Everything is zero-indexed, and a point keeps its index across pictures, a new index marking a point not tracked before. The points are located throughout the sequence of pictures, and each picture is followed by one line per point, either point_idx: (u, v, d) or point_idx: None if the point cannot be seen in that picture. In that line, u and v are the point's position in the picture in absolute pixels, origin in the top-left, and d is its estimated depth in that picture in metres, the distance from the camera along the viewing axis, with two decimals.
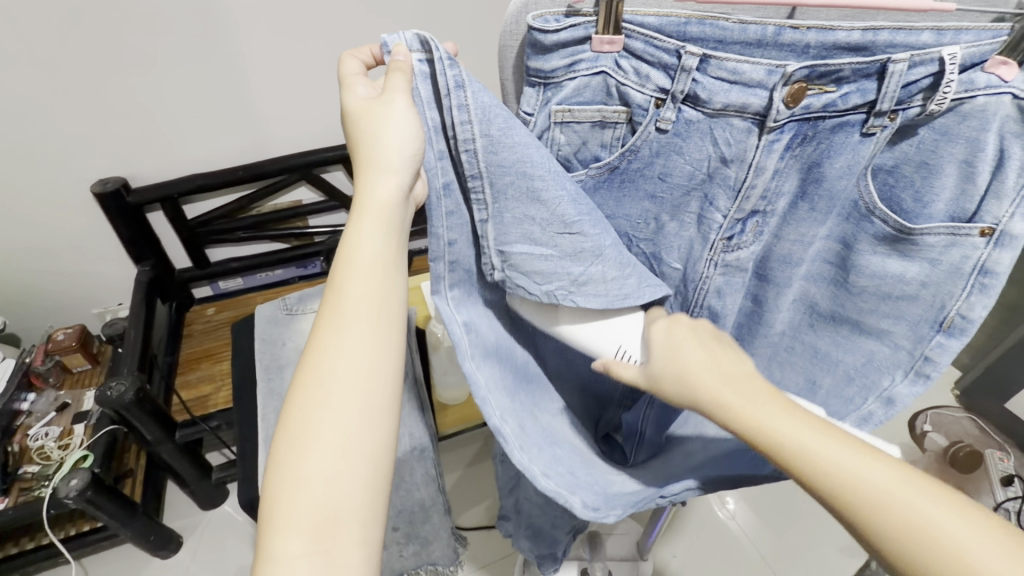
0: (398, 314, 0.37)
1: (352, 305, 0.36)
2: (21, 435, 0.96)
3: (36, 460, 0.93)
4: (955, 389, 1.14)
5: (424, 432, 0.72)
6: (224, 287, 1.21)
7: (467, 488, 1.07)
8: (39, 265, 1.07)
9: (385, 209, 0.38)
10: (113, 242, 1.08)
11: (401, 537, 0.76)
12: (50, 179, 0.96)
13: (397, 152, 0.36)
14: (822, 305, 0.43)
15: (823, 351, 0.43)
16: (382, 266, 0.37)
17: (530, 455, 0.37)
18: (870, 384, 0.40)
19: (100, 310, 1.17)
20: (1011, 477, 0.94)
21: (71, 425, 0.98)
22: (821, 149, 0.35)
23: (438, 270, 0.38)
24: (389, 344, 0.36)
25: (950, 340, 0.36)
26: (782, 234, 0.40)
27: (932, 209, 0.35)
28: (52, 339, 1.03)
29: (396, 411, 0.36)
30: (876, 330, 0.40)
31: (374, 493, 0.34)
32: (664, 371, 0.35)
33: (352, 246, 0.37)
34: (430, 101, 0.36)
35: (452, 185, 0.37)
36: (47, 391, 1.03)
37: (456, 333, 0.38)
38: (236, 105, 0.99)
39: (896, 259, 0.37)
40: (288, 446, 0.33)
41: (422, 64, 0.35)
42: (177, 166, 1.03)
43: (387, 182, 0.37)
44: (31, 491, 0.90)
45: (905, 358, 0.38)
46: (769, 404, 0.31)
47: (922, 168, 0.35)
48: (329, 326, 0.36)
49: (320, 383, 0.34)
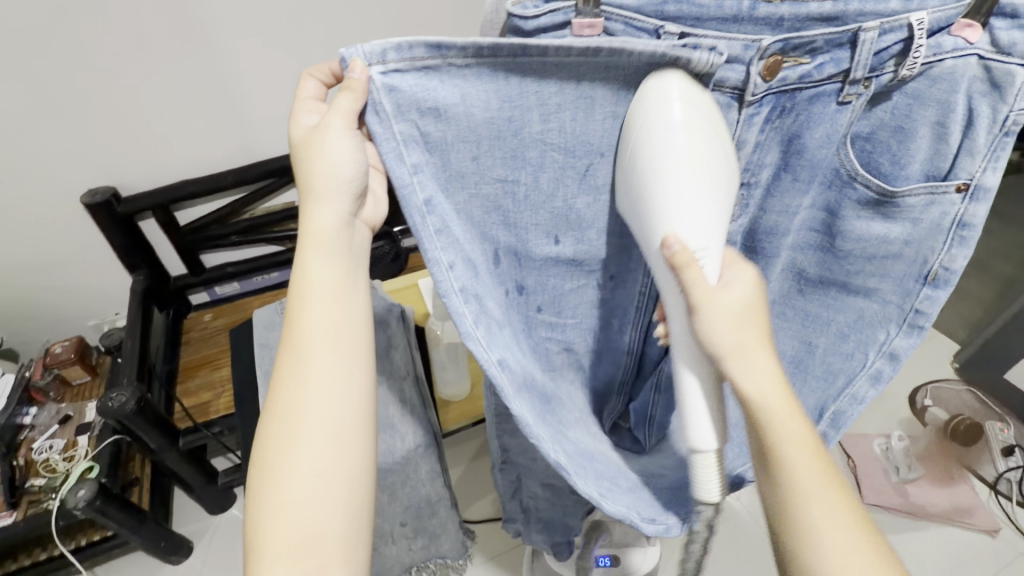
0: (362, 339, 0.39)
1: (311, 334, 0.37)
2: (26, 448, 0.96)
3: (42, 474, 0.93)
4: (954, 362, 1.29)
5: (426, 429, 0.71)
6: (221, 292, 1.21)
7: (473, 481, 1.08)
8: (35, 276, 1.06)
9: (325, 237, 0.38)
10: (106, 252, 1.07)
11: (409, 533, 0.76)
12: (40, 192, 0.96)
13: (334, 180, 0.38)
14: (809, 271, 0.46)
15: (812, 312, 0.48)
16: (339, 292, 0.38)
17: (587, 479, 0.38)
18: (866, 340, 0.46)
19: (97, 321, 1.17)
20: (1012, 447, 1.15)
21: (74, 437, 0.98)
22: (800, 121, 0.37)
23: (455, 305, 0.34)
24: (357, 370, 0.38)
25: (937, 290, 0.42)
26: (767, 207, 0.43)
27: (909, 169, 0.39)
28: (51, 352, 1.03)
29: (368, 435, 0.38)
30: (863, 288, 0.45)
31: (355, 510, 0.37)
32: (717, 320, 0.35)
33: (303, 276, 0.38)
34: (399, 114, 0.32)
35: (434, 200, 0.34)
36: (49, 404, 1.02)
37: (496, 374, 0.34)
38: (221, 108, 0.98)
39: (880, 221, 0.41)
40: (265, 479, 0.36)
41: (386, 78, 0.32)
42: (165, 173, 1.02)
43: (326, 212, 0.39)
44: (39, 503, 0.90)
45: (896, 312, 0.45)
46: (799, 420, 0.36)
47: (897, 133, 0.38)
48: (293, 359, 0.37)
49: (290, 417, 0.36)
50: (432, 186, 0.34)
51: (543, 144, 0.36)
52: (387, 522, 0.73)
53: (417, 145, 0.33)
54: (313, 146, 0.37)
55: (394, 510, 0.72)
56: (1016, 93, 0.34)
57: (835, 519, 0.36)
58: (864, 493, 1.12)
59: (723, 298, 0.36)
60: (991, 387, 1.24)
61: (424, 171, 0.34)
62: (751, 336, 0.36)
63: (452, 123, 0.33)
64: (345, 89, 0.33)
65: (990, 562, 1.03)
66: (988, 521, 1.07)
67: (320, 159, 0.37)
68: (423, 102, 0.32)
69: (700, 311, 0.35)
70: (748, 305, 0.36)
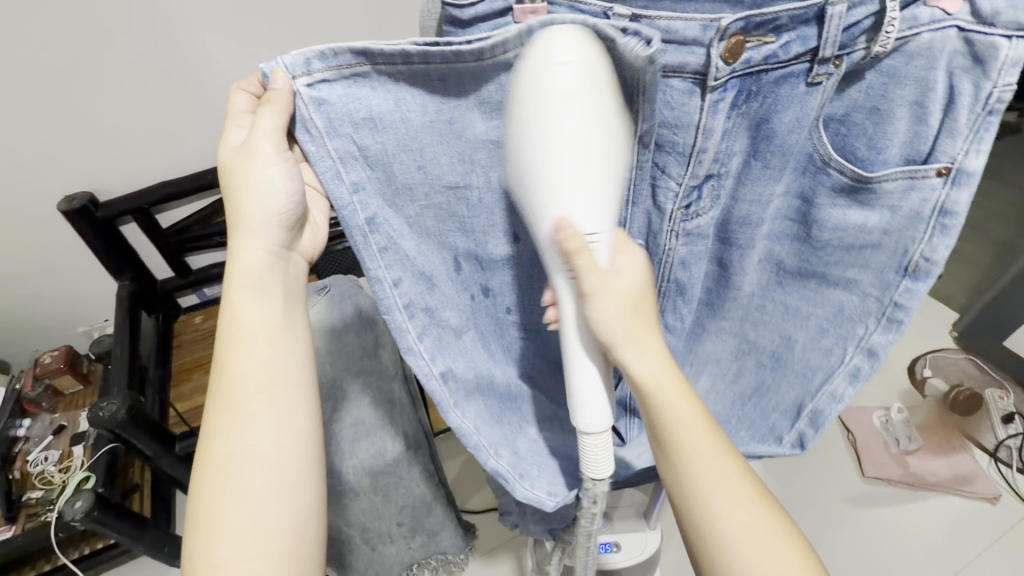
0: (291, 381, 0.43)
1: (240, 381, 0.42)
2: (21, 461, 0.95)
3: (38, 486, 0.93)
4: (953, 330, 1.30)
5: (417, 429, 0.71)
6: (210, 294, 1.19)
7: (472, 473, 1.08)
8: (18, 285, 1.04)
9: (254, 274, 0.43)
10: (89, 259, 1.05)
11: (406, 532, 0.76)
12: (17, 201, 0.94)
13: (262, 215, 0.42)
14: (787, 262, 0.47)
15: (791, 305, 0.48)
16: (271, 334, 0.43)
17: (532, 483, 0.46)
18: (846, 334, 0.45)
19: (86, 329, 1.15)
20: (1011, 414, 1.14)
21: (69, 447, 0.97)
22: (767, 104, 0.39)
23: (398, 321, 0.40)
24: (287, 415, 0.43)
25: (918, 282, 0.41)
26: (739, 196, 0.44)
27: (887, 154, 0.40)
28: (41, 363, 1.02)
29: (304, 475, 0.43)
30: (843, 280, 0.45)
31: (295, 549, 0.42)
32: (607, 308, 0.37)
33: (234, 318, 0.43)
34: (331, 129, 0.36)
35: (376, 219, 0.38)
36: (42, 415, 1.02)
37: (434, 388, 0.41)
38: (196, 106, 0.96)
39: (856, 209, 0.42)
40: (201, 533, 0.40)
41: (310, 90, 0.35)
42: (143, 175, 1.00)
43: (254, 246, 0.43)
44: (37, 517, 0.90)
45: (875, 304, 0.44)
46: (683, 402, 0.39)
47: (873, 114, 0.39)
48: (224, 412, 0.42)
49: (225, 468, 0.41)
50: (374, 204, 0.38)
51: (491, 145, 0.38)
52: (383, 523, 0.73)
53: (355, 161, 0.37)
54: (237, 177, 0.41)
55: (389, 511, 0.73)
56: (999, 68, 0.34)
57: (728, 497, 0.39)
58: (865, 467, 1.12)
59: (615, 283, 0.37)
60: (990, 355, 1.25)
61: (364, 189, 0.38)
62: (641, 324, 0.38)
63: (388, 132, 0.36)
64: (267, 103, 0.35)
65: (991, 529, 1.03)
66: (988, 488, 1.08)
67: (246, 186, 0.41)
68: (356, 113, 0.36)
69: (595, 299, 0.37)
70: (639, 293, 0.38)
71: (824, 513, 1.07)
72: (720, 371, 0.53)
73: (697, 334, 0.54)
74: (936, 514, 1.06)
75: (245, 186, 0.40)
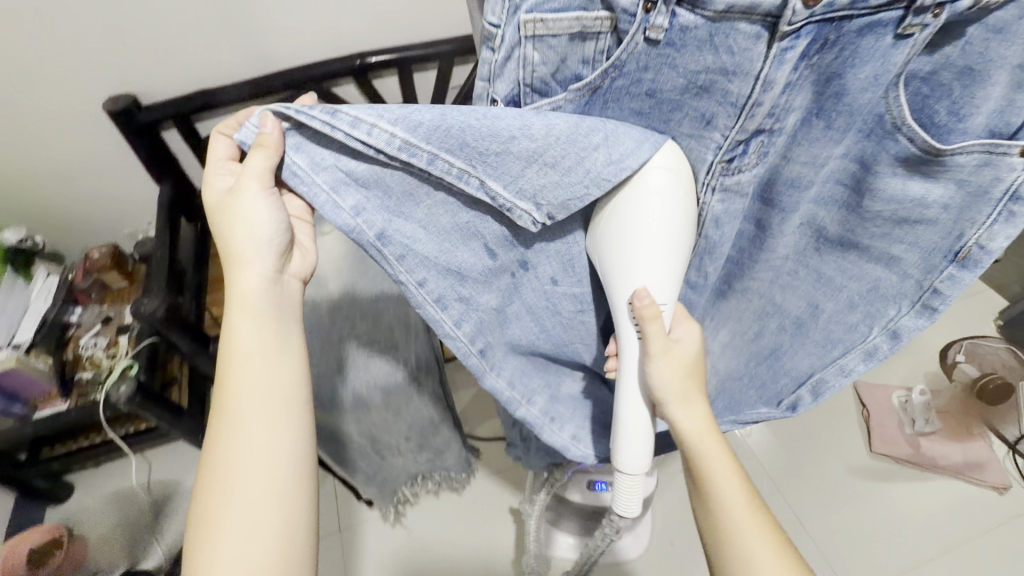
0: (286, 390, 0.50)
1: (240, 389, 0.48)
2: (74, 344, 1.03)
3: (88, 368, 1.02)
4: (999, 319, 1.25)
5: (430, 350, 0.74)
6: None
7: (484, 402, 1.13)
8: (64, 181, 1.07)
9: (251, 298, 0.50)
10: (134, 162, 1.08)
11: (414, 447, 0.82)
12: (63, 97, 0.95)
13: (252, 245, 0.49)
14: (830, 230, 0.47)
15: (825, 275, 0.49)
16: (263, 350, 0.49)
17: (562, 428, 0.62)
18: (875, 313, 0.49)
19: (132, 230, 1.21)
20: None
21: (116, 336, 1.05)
22: (845, 57, 0.36)
23: (432, 314, 0.47)
24: (279, 423, 0.49)
25: (963, 271, 0.43)
26: (791, 155, 0.43)
27: (969, 123, 0.37)
28: (88, 258, 1.07)
29: (296, 480, 0.48)
30: (887, 257, 0.46)
31: (286, 552, 0.46)
32: (665, 378, 0.47)
33: (232, 336, 0.49)
34: (316, 169, 0.41)
35: (386, 234, 0.43)
36: (91, 305, 1.09)
37: (473, 361, 0.51)
38: (235, 13, 0.93)
39: (918, 181, 0.41)
40: (201, 534, 0.45)
41: (290, 137, 0.41)
42: (182, 81, 1.00)
43: (249, 274, 0.50)
44: (88, 395, 1.00)
45: (912, 289, 0.46)
46: (716, 448, 0.50)
47: (964, 75, 0.36)
48: (226, 420, 0.48)
49: (224, 469, 0.47)
50: (381, 220, 0.42)
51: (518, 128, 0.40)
52: (392, 437, 0.78)
53: (348, 187, 0.41)
54: (232, 215, 0.47)
55: (400, 427, 0.77)
56: None
57: (751, 538, 0.48)
58: (874, 443, 1.11)
59: (677, 348, 0.47)
60: None
61: (365, 209, 0.42)
62: (690, 386, 0.48)
63: (369, 161, 0.41)
64: (256, 147, 0.41)
65: (995, 517, 1.03)
66: (998, 476, 1.06)
67: (236, 221, 0.47)
68: (330, 153, 0.41)
69: (658, 358, 0.46)
70: (695, 357, 0.49)
71: (823, 478, 1.09)
72: (740, 329, 0.57)
73: (723, 294, 0.56)
74: (939, 498, 1.06)
75: (234, 223, 0.47)
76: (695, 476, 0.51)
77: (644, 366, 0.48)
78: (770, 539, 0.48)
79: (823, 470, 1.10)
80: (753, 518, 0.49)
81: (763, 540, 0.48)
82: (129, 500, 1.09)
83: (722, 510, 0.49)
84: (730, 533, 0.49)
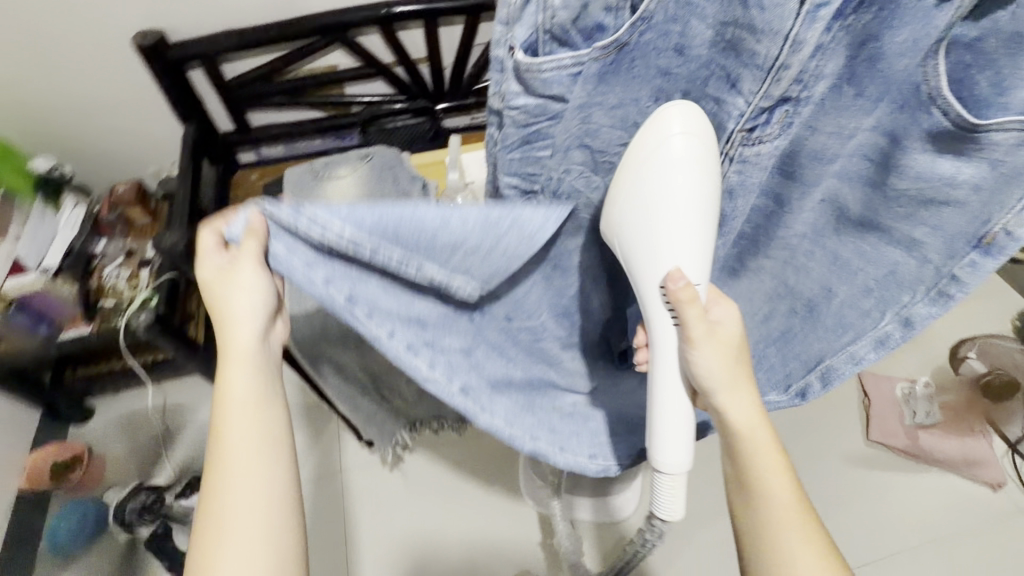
0: (283, 452, 0.45)
1: (232, 457, 0.43)
2: (98, 274, 1.06)
3: (111, 296, 1.05)
4: (1016, 318, 1.22)
5: None
6: (267, 154, 1.25)
7: None
8: (91, 114, 1.10)
9: (247, 355, 0.45)
10: (157, 99, 1.09)
11: (414, 393, 0.84)
12: (93, 31, 0.97)
13: (248, 306, 0.44)
14: (851, 209, 0.45)
15: (842, 257, 0.48)
16: (259, 412, 0.44)
17: (579, 453, 0.57)
18: (888, 299, 0.48)
19: (156, 169, 1.22)
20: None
21: (138, 268, 1.08)
22: (883, 18, 0.33)
23: (430, 378, 0.44)
24: (275, 493, 0.44)
25: (986, 258, 0.41)
26: (817, 127, 0.40)
27: (1012, 97, 0.34)
28: (114, 192, 1.11)
29: (295, 554, 0.44)
30: (909, 241, 0.44)
31: None
32: (713, 368, 0.42)
33: (224, 393, 0.44)
34: (292, 253, 0.38)
35: (358, 297, 0.40)
36: (115, 238, 1.11)
37: (461, 402, 0.46)
38: None
39: (951, 160, 0.38)
40: None
41: (273, 225, 0.38)
42: (208, 21, 1.01)
43: (244, 332, 0.45)
44: (110, 321, 1.03)
45: (930, 276, 0.44)
46: (771, 450, 0.44)
47: (1012, 41, 0.32)
48: (217, 492, 0.42)
49: (214, 550, 0.41)
50: (354, 287, 0.40)
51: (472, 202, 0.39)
52: (394, 380, 0.81)
53: (323, 264, 0.39)
54: (226, 279, 0.43)
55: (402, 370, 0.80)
56: None
57: (806, 556, 0.43)
58: (871, 431, 1.12)
59: (722, 330, 0.43)
60: None
61: (353, 292, 0.40)
62: (739, 378, 0.43)
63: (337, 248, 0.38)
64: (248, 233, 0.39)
65: (987, 516, 1.03)
66: (995, 475, 1.06)
67: (231, 283, 0.43)
68: (304, 240, 0.38)
69: (702, 344, 0.42)
70: (741, 338, 0.44)
71: (814, 460, 1.10)
72: (751, 310, 0.56)
73: (736, 272, 0.55)
74: (931, 490, 1.06)
75: (227, 286, 0.43)
76: (743, 486, 0.45)
77: (685, 353, 0.43)
78: (824, 551, 0.43)
79: (815, 452, 1.11)
80: (808, 534, 0.44)
81: (819, 560, 0.43)
82: (144, 425, 1.15)
83: (772, 521, 0.44)
84: (782, 548, 0.44)
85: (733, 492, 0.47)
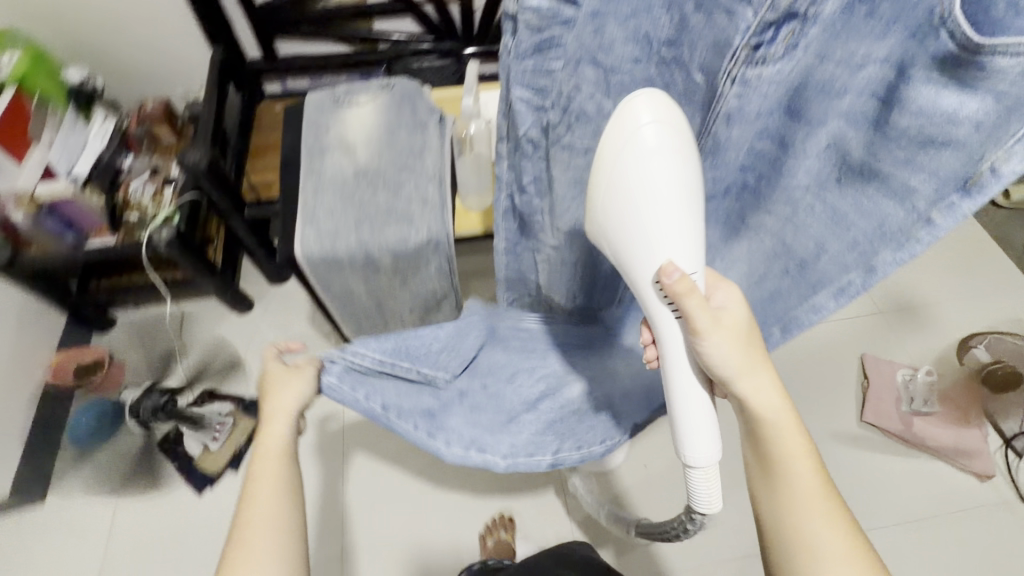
0: (297, 493, 0.51)
1: (257, 502, 0.49)
2: (124, 189, 1.09)
3: (136, 210, 1.07)
4: None
5: (442, 225, 0.73)
6: (292, 86, 1.27)
7: None
8: (123, 29, 1.12)
9: (281, 414, 0.55)
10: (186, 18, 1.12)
11: (417, 321, 0.88)
12: None
13: (292, 398, 0.56)
14: (854, 154, 0.39)
15: (840, 211, 0.42)
16: (285, 461, 0.53)
17: (580, 446, 0.67)
18: (866, 253, 0.43)
19: (183, 92, 1.25)
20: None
21: (162, 186, 1.10)
22: None
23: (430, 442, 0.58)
24: (291, 540, 0.48)
25: (970, 200, 0.35)
26: (827, 51, 0.34)
27: None
28: (143, 108, 1.15)
29: None
30: (900, 189, 0.38)
31: None
32: (723, 350, 0.43)
33: (263, 446, 0.53)
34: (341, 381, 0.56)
35: (387, 404, 0.56)
36: (142, 155, 1.14)
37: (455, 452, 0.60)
38: None
39: (953, 91, 0.31)
40: None
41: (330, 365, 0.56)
42: None
43: (290, 397, 0.56)
44: (134, 234, 1.07)
45: (912, 226, 0.39)
46: (784, 421, 0.45)
47: None
48: (240, 537, 0.47)
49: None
50: (384, 397, 0.57)
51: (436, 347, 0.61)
52: (399, 307, 0.84)
53: (360, 380, 0.56)
54: (284, 384, 0.57)
55: (407, 297, 0.82)
56: None
57: (822, 531, 0.43)
58: (865, 412, 1.13)
59: (727, 316, 0.44)
60: None
61: (381, 395, 0.56)
62: (752, 359, 0.45)
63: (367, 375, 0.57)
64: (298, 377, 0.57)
65: (968, 501, 1.05)
66: (985, 466, 1.06)
67: (283, 389, 0.56)
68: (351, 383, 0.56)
69: (710, 333, 0.42)
70: (747, 324, 0.45)
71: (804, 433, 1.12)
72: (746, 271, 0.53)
73: (737, 228, 0.51)
74: (916, 472, 1.07)
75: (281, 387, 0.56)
76: (758, 454, 0.46)
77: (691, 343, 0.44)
78: (840, 524, 0.43)
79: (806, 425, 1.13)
80: (824, 510, 0.43)
81: (834, 533, 0.43)
82: (162, 338, 1.21)
83: (792, 493, 0.44)
84: (796, 521, 0.44)
85: (751, 468, 0.48)
